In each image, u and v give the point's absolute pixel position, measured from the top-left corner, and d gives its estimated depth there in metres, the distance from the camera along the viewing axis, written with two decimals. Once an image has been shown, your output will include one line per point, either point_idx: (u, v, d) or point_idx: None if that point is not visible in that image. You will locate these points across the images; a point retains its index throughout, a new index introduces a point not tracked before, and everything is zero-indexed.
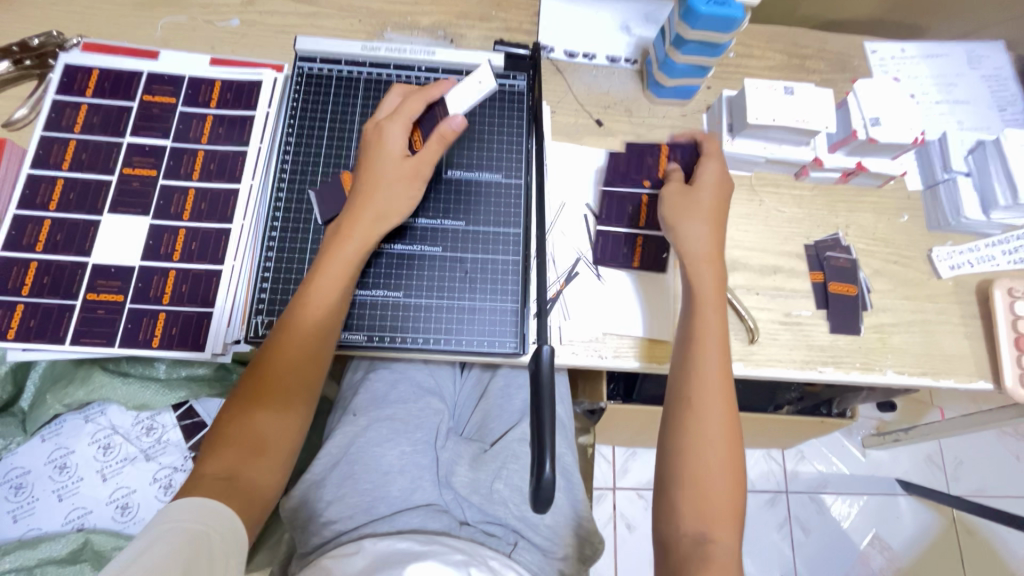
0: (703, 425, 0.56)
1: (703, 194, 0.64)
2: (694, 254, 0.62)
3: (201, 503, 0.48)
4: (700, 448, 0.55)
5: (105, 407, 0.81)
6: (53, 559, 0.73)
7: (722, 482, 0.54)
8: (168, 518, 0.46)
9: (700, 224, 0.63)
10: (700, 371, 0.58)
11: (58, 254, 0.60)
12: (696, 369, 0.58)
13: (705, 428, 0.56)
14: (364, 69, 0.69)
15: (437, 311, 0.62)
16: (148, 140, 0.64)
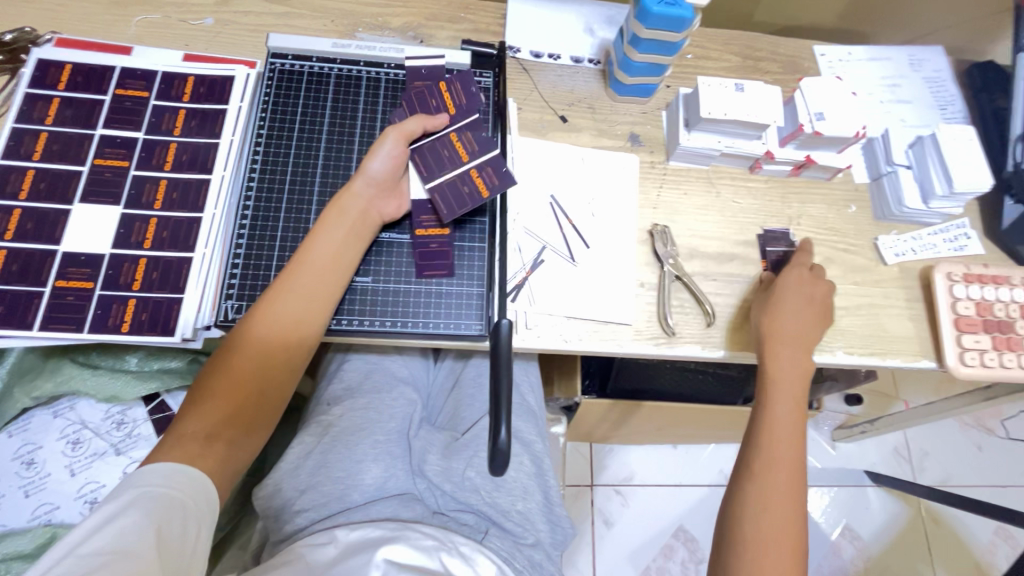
0: (766, 485, 0.60)
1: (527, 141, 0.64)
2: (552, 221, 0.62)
3: (176, 470, 0.51)
4: (764, 499, 0.59)
5: (74, 402, 0.81)
6: (18, 554, 0.72)
7: (784, 542, 0.57)
8: (143, 482, 0.49)
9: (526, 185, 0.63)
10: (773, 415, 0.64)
11: (27, 242, 0.60)
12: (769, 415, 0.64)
13: (770, 477, 0.60)
14: (336, 65, 0.71)
15: (406, 296, 0.63)
16: (120, 133, 0.66)
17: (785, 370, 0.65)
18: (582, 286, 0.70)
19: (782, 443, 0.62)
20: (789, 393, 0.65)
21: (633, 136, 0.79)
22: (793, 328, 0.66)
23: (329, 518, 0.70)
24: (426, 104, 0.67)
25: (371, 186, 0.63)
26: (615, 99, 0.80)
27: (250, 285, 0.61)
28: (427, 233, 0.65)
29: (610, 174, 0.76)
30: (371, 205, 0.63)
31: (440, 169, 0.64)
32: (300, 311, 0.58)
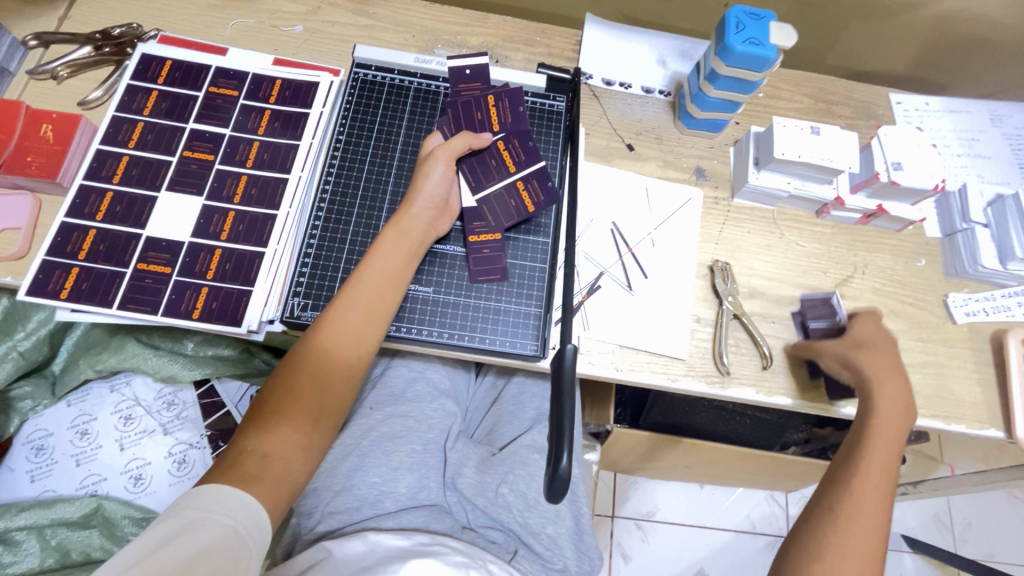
0: (843, 534, 0.56)
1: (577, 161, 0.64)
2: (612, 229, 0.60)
3: (229, 493, 0.49)
4: (833, 563, 0.54)
5: (130, 379, 0.84)
6: (65, 521, 0.75)
7: None
8: (195, 506, 0.48)
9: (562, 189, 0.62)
10: (869, 465, 0.59)
11: (116, 223, 0.64)
12: (864, 464, 0.60)
13: (847, 541, 0.55)
14: (416, 79, 0.73)
15: (465, 310, 0.63)
16: (209, 128, 0.69)
17: (889, 424, 0.62)
18: (638, 316, 0.69)
19: (870, 493, 0.58)
20: (888, 445, 0.61)
21: (698, 170, 0.78)
22: (894, 383, 0.64)
23: (360, 522, 0.70)
24: (472, 116, 0.69)
25: (427, 210, 0.63)
26: (683, 131, 0.80)
27: (315, 286, 0.63)
28: (479, 239, 0.65)
29: (674, 206, 0.76)
30: (427, 229, 0.63)
31: (489, 181, 0.67)
32: (359, 330, 0.58)
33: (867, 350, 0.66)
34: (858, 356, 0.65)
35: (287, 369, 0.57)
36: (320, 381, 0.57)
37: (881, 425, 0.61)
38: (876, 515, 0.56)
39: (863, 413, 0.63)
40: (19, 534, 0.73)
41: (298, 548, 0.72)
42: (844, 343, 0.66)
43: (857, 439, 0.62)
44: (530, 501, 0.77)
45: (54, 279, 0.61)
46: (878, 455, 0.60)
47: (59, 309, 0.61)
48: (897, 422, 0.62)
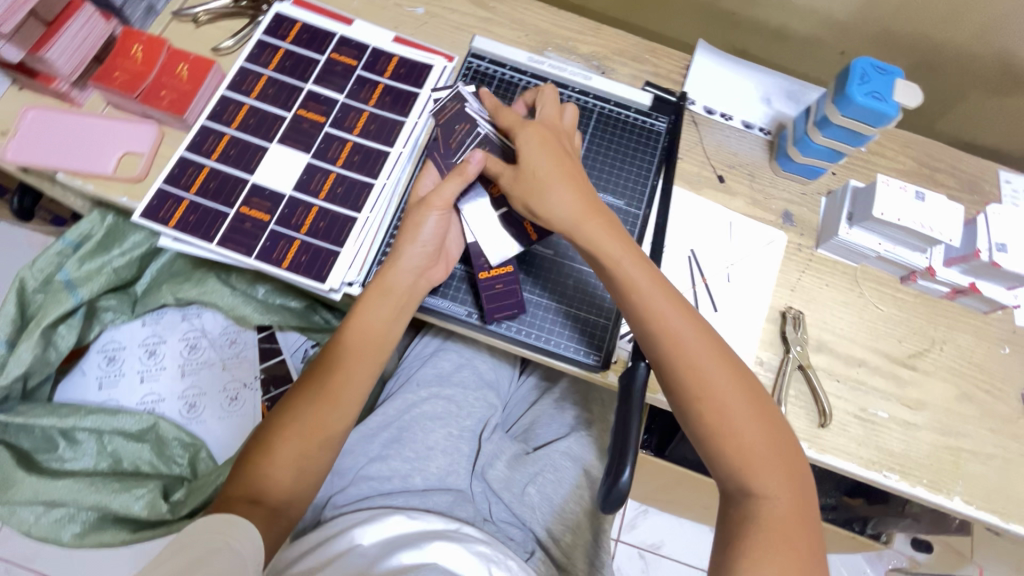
0: (723, 402, 0.53)
1: (538, 158, 0.59)
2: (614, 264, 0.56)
3: (202, 525, 0.49)
4: (729, 428, 0.52)
5: (201, 311, 0.89)
6: (122, 431, 0.80)
7: (754, 431, 0.52)
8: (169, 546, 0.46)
9: (559, 189, 0.58)
10: (665, 319, 0.54)
11: (227, 165, 0.68)
12: (659, 318, 0.55)
13: (717, 392, 0.53)
14: (525, 78, 0.74)
15: (536, 308, 0.64)
16: (324, 91, 0.72)
17: (656, 305, 0.55)
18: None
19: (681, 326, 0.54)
20: (689, 327, 0.55)
21: (786, 215, 0.77)
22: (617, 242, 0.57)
23: (392, 494, 0.73)
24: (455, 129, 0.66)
25: (416, 260, 0.61)
26: (777, 172, 0.79)
27: None
28: (489, 275, 0.64)
29: (755, 246, 0.75)
30: (417, 277, 0.62)
31: (485, 214, 0.65)
32: (350, 359, 0.60)
33: (529, 182, 0.59)
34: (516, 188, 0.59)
35: (273, 425, 0.59)
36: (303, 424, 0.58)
37: (651, 312, 0.55)
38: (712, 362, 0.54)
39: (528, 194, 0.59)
40: (81, 435, 0.78)
41: (326, 515, 0.72)
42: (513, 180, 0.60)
43: (646, 347, 0.55)
44: (555, 507, 0.77)
45: (166, 208, 0.65)
46: (669, 311, 0.55)
47: (164, 235, 0.65)
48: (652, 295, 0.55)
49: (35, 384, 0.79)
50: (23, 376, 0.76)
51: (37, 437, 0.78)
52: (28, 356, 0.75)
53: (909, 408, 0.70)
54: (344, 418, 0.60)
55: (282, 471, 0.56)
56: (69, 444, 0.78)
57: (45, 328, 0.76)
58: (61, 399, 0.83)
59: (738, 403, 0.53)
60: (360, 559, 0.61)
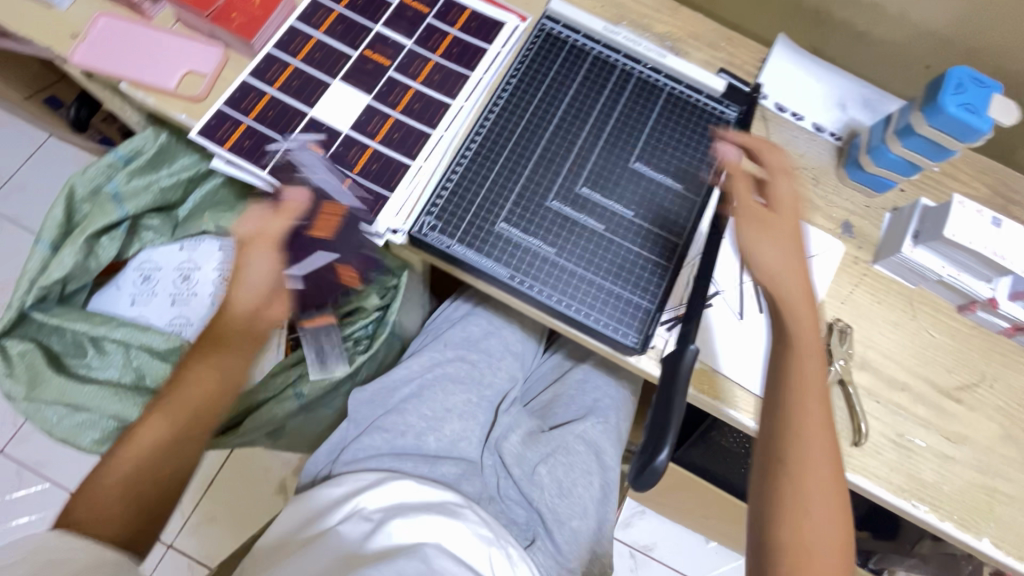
0: (812, 496, 0.53)
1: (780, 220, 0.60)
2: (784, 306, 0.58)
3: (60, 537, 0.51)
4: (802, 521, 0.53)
5: (238, 245, 0.89)
6: (151, 348, 0.80)
7: (826, 537, 0.52)
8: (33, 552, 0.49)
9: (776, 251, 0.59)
10: (798, 386, 0.56)
11: (288, 95, 0.67)
12: (794, 386, 0.56)
13: (811, 484, 0.53)
14: (598, 47, 0.72)
15: (579, 280, 0.61)
16: (393, 35, 0.71)
17: (798, 374, 0.57)
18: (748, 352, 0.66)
19: (807, 404, 0.56)
20: (816, 409, 0.56)
21: (846, 225, 0.74)
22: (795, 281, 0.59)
23: (405, 455, 0.73)
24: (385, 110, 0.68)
25: (252, 295, 0.64)
26: (842, 180, 0.76)
27: (448, 211, 0.63)
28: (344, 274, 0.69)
29: (811, 252, 0.72)
30: (257, 312, 0.65)
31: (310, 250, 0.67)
32: (200, 362, 0.63)
33: (760, 220, 0.60)
34: (748, 226, 0.60)
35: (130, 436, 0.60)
36: (150, 441, 0.59)
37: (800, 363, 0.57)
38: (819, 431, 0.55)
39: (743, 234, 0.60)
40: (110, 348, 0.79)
41: (337, 470, 0.71)
42: (750, 211, 0.60)
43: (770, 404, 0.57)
44: (564, 489, 0.76)
45: (223, 128, 0.65)
46: (803, 382, 0.56)
47: (217, 155, 0.65)
48: (807, 339, 0.58)
49: (71, 289, 0.80)
50: (64, 278, 0.77)
51: (68, 341, 0.78)
52: (71, 261, 0.76)
53: (948, 440, 0.67)
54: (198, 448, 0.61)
55: (120, 480, 0.57)
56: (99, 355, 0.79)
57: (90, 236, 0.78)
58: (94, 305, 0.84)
59: (826, 509, 0.53)
60: (359, 527, 0.60)
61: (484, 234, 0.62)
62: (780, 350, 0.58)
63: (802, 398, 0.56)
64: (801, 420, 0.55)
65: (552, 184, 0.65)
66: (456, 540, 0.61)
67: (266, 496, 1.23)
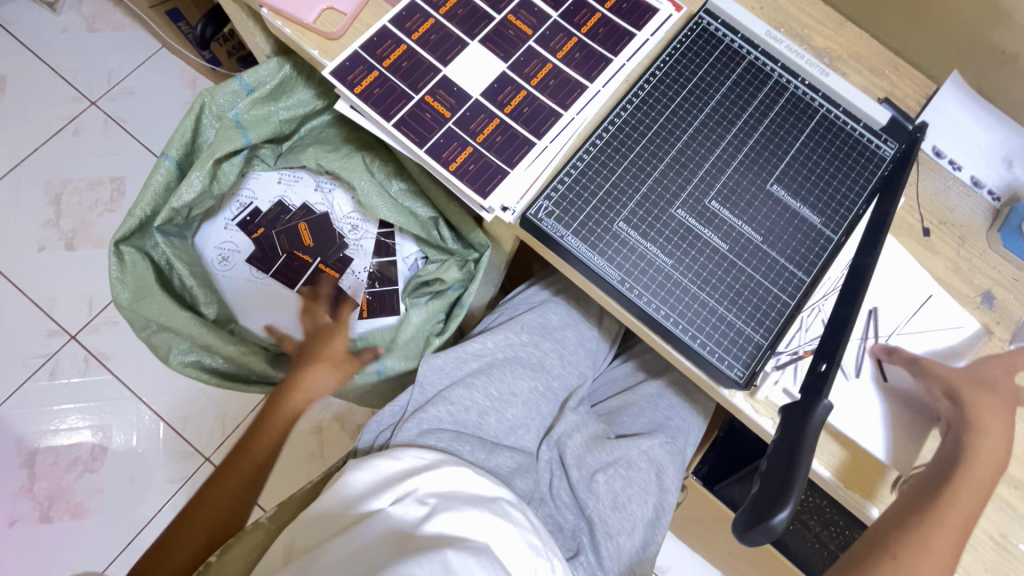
0: None
1: (998, 390, 0.59)
2: (977, 424, 0.56)
3: None
4: None
5: (333, 188, 0.89)
6: None
7: None
8: None
9: (997, 410, 0.57)
10: (957, 493, 0.53)
11: (424, 50, 0.65)
12: (952, 494, 0.53)
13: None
14: (755, 52, 0.66)
15: (691, 299, 0.58)
16: (540, 3, 0.67)
17: (965, 493, 0.53)
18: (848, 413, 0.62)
19: (957, 514, 0.52)
20: (958, 527, 0.52)
21: (987, 295, 0.67)
22: (1001, 420, 0.57)
23: (464, 435, 0.72)
24: (519, 73, 0.64)
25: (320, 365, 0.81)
26: (992, 246, 0.68)
27: (568, 200, 0.60)
28: (391, 56, 0.64)
29: (946, 321, 0.65)
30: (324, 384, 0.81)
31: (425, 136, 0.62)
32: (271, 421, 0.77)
33: (974, 383, 0.59)
34: (970, 391, 0.58)
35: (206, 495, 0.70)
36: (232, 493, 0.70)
37: (979, 468, 0.54)
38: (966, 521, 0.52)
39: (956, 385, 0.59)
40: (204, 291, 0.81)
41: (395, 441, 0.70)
42: (963, 375, 0.60)
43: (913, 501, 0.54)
44: (616, 502, 0.73)
45: (356, 72, 0.63)
46: (967, 493, 0.53)
47: (343, 98, 0.64)
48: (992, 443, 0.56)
49: (191, 216, 0.82)
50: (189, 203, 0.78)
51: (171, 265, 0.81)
52: (198, 185, 0.76)
53: None
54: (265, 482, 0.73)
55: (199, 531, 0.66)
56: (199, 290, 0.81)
57: (215, 161, 0.77)
58: (196, 244, 0.87)
59: None
60: (413, 509, 0.58)
61: (601, 232, 0.59)
62: (960, 443, 0.56)
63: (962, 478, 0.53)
64: (952, 509, 0.52)
65: (681, 192, 0.61)
66: (507, 541, 0.59)
67: (303, 434, 1.26)
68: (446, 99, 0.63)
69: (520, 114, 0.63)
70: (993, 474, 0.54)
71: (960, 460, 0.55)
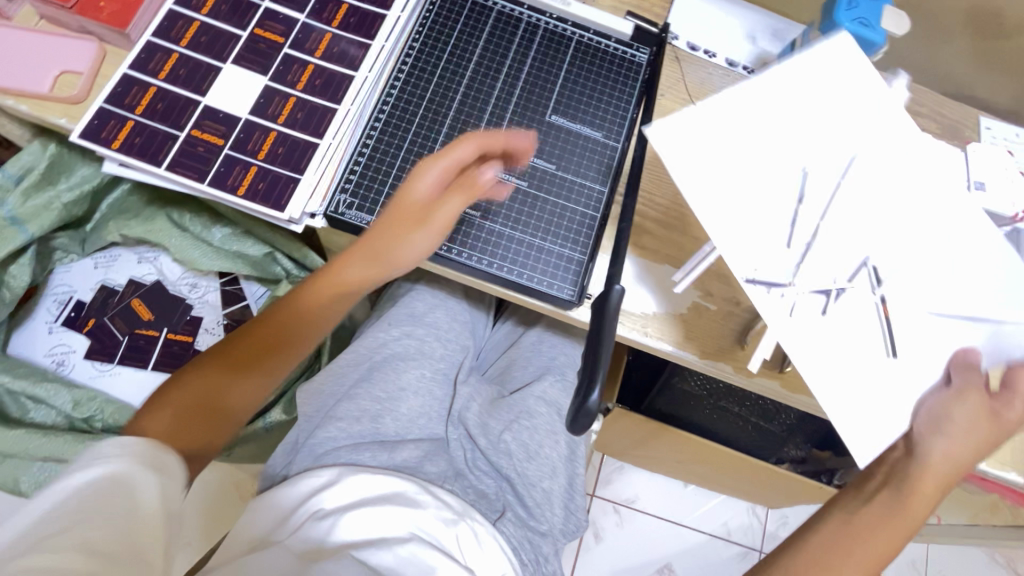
0: None
1: (1010, 408, 0.48)
2: (936, 462, 0.48)
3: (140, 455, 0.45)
4: None
5: (158, 255, 0.86)
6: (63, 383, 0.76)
7: None
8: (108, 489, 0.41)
9: (970, 438, 0.48)
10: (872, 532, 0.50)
11: (176, 86, 0.63)
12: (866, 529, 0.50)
13: None
14: (500, 1, 0.69)
15: (508, 241, 0.61)
16: (284, 10, 0.66)
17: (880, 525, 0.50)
18: (799, 326, 0.47)
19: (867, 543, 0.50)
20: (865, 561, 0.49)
21: None
22: (962, 451, 0.48)
23: (363, 443, 0.71)
24: (282, 81, 0.64)
25: (410, 210, 0.56)
26: None
27: (365, 187, 0.61)
28: (140, 102, 0.61)
29: (930, 257, 0.49)
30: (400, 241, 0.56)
31: (201, 168, 0.60)
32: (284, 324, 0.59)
33: (985, 405, 0.47)
34: (957, 417, 0.46)
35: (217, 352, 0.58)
36: (244, 347, 0.58)
37: (917, 498, 0.49)
38: (864, 564, 0.49)
39: (946, 417, 0.47)
40: (41, 391, 0.74)
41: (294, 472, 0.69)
42: (972, 390, 0.47)
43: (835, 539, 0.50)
44: (531, 452, 0.76)
45: (109, 128, 0.60)
46: (880, 538, 0.49)
47: (107, 158, 0.61)
48: (937, 495, 0.49)
49: None
50: None
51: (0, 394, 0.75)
52: None
53: None
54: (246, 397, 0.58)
55: (161, 424, 0.53)
56: (33, 393, 0.74)
57: None
58: (20, 356, 0.79)
59: None
60: (318, 526, 0.59)
61: None
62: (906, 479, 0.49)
63: (872, 525, 0.50)
64: (864, 540, 0.50)
65: None
66: (418, 525, 0.61)
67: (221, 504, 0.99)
68: (212, 127, 0.62)
69: (295, 122, 0.63)
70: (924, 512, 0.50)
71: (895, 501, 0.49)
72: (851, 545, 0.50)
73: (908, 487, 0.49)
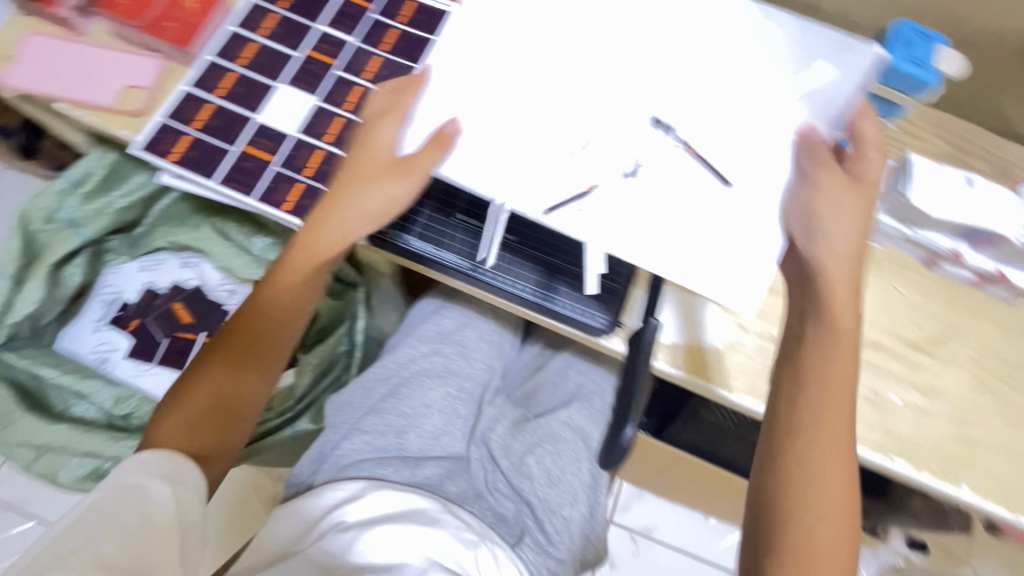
0: (817, 525, 0.49)
1: (869, 163, 0.52)
2: (836, 269, 0.51)
3: (161, 457, 0.51)
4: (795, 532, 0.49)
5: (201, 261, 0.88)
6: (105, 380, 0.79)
7: (833, 557, 0.48)
8: (128, 482, 0.48)
9: (851, 210, 0.52)
10: (825, 422, 0.50)
11: (232, 102, 0.65)
12: (820, 421, 0.50)
13: (819, 514, 0.49)
14: None
15: (543, 267, 0.61)
16: (337, 33, 0.69)
17: (831, 399, 0.51)
18: (609, 190, 0.55)
19: (832, 433, 0.50)
20: (840, 436, 0.50)
21: None
22: (852, 215, 0.52)
23: (386, 458, 0.72)
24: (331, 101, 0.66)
25: (384, 149, 0.57)
26: None
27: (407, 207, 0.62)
28: (198, 119, 0.64)
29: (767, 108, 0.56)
30: (384, 202, 0.56)
31: (251, 183, 0.63)
32: (280, 295, 0.60)
33: (835, 171, 0.53)
34: (831, 193, 0.52)
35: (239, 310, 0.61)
36: (263, 327, 0.60)
37: (833, 377, 0.51)
38: (842, 549, 0.49)
39: (814, 212, 0.52)
40: (85, 387, 0.78)
41: (320, 480, 0.71)
42: (828, 161, 0.53)
43: (782, 428, 0.51)
44: (552, 479, 0.75)
45: (166, 141, 0.63)
46: (833, 415, 0.51)
47: (163, 169, 0.63)
48: (847, 421, 0.51)
49: (43, 324, 0.80)
50: (34, 314, 0.76)
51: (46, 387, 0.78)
52: (37, 295, 0.75)
53: (926, 395, 0.65)
54: (260, 391, 0.60)
55: (190, 410, 0.56)
56: (78, 388, 0.78)
57: (51, 267, 0.77)
58: (69, 351, 0.83)
59: (837, 560, 0.49)
60: (338, 538, 0.60)
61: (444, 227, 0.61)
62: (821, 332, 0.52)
63: (817, 482, 0.50)
64: (828, 411, 0.51)
65: None
66: (437, 546, 0.61)
67: None
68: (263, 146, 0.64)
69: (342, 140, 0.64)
70: (852, 382, 0.52)
71: (822, 360, 0.51)
72: (827, 518, 0.49)
73: (812, 432, 0.51)
